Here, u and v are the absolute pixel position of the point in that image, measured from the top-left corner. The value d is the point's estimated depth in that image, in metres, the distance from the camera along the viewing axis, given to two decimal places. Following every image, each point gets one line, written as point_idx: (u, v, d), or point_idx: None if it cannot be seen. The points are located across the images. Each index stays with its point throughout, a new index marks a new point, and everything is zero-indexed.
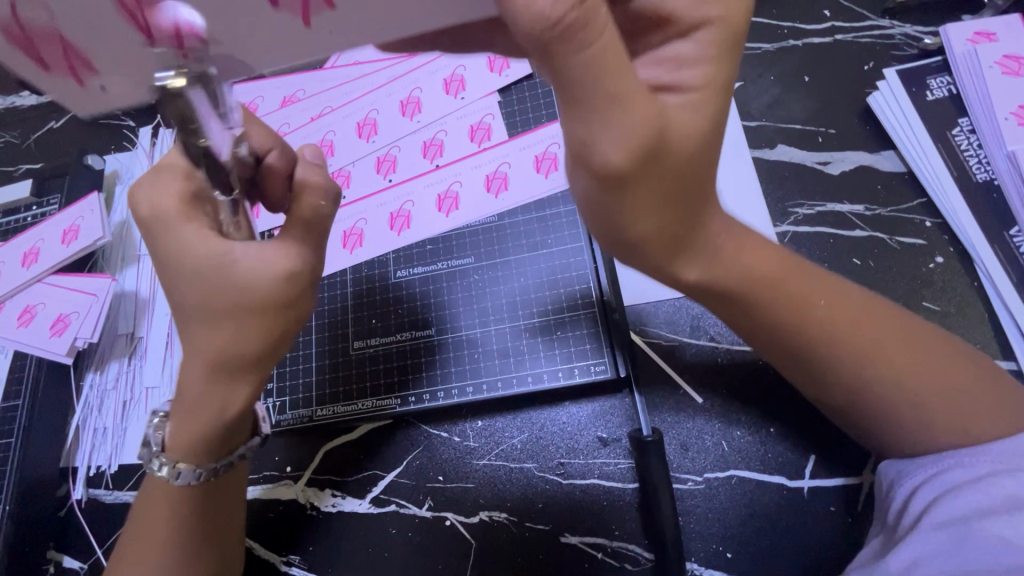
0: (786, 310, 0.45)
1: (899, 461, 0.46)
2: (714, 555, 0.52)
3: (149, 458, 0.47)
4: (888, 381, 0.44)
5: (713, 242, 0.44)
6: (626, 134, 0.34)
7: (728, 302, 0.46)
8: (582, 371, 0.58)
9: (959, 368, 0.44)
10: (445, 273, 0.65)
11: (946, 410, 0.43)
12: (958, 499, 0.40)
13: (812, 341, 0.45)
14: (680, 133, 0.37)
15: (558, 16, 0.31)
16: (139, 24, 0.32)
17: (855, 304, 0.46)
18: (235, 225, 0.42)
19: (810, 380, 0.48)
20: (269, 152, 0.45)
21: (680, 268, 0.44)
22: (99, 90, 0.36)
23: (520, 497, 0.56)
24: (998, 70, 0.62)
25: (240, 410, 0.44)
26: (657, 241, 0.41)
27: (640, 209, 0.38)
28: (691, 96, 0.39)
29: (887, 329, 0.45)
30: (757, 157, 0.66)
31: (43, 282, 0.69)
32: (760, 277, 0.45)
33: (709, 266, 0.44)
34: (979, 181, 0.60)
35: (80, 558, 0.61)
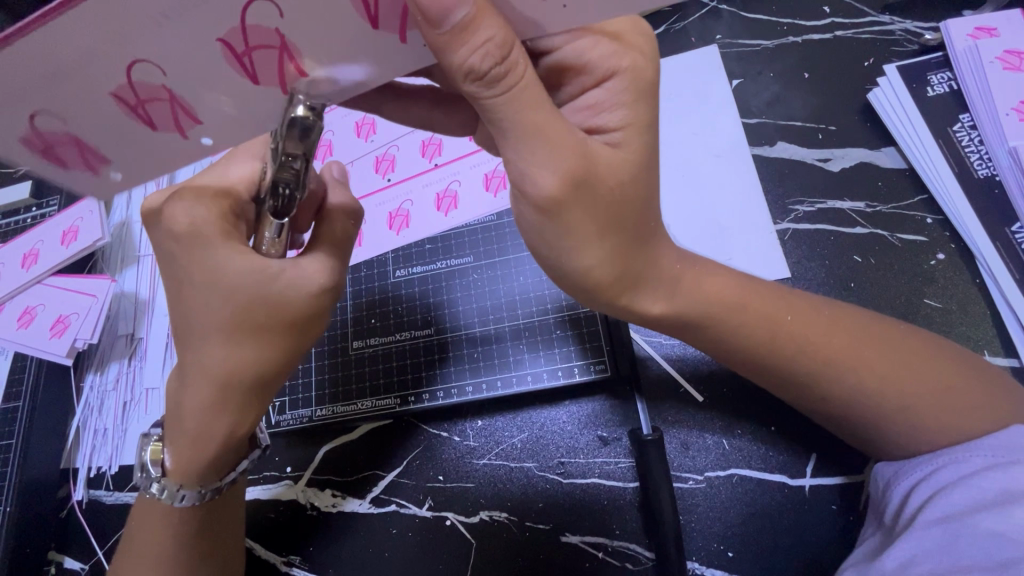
0: (749, 336, 0.45)
1: (894, 462, 0.46)
2: (715, 554, 0.52)
3: (147, 482, 0.47)
4: (869, 395, 0.44)
5: (668, 276, 0.44)
6: (561, 164, 0.36)
7: (698, 330, 0.47)
8: (582, 370, 0.58)
9: (948, 374, 0.44)
10: (445, 272, 0.65)
11: (935, 417, 0.43)
12: (951, 495, 0.40)
13: (780, 360, 0.45)
14: (617, 162, 0.38)
15: (484, 71, 0.33)
16: (142, 118, 0.36)
17: (826, 320, 0.46)
18: (273, 245, 0.42)
19: (799, 395, 0.47)
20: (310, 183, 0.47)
21: (640, 303, 0.44)
22: (111, 177, 0.40)
23: (520, 497, 0.56)
24: (999, 65, 0.61)
25: (245, 434, 0.45)
26: (612, 278, 0.41)
27: (584, 238, 0.39)
28: (617, 137, 0.40)
29: (869, 346, 0.45)
30: (756, 154, 0.65)
31: (42, 283, 0.69)
32: (724, 302, 0.46)
33: (671, 297, 0.45)
34: (981, 178, 0.60)
35: (82, 559, 0.61)
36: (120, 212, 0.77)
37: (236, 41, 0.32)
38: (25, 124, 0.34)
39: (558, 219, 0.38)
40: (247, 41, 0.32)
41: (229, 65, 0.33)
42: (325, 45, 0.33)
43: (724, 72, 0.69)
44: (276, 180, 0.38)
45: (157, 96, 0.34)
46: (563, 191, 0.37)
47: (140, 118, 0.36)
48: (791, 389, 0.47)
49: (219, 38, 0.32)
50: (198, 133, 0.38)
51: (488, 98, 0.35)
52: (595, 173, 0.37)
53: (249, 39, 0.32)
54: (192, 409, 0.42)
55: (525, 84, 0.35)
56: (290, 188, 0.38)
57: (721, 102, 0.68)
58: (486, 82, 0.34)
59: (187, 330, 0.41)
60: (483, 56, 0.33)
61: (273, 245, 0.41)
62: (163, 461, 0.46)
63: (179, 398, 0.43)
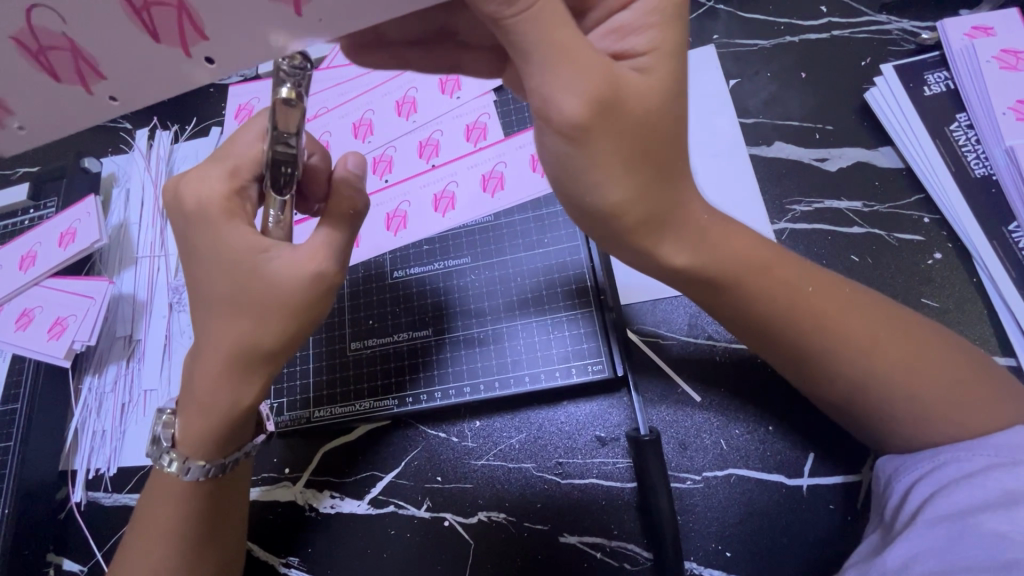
0: (775, 300, 0.45)
1: (896, 458, 0.46)
2: (714, 554, 0.52)
3: (158, 454, 0.47)
4: (880, 379, 0.43)
5: (695, 226, 0.43)
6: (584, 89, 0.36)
7: (724, 293, 0.46)
8: (580, 370, 0.58)
9: (942, 364, 0.43)
10: (443, 273, 0.65)
11: (946, 412, 0.43)
12: (954, 494, 0.40)
13: (796, 329, 0.45)
14: (638, 95, 0.38)
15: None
16: (44, 66, 0.35)
17: (846, 298, 0.46)
18: (278, 225, 0.43)
19: (808, 380, 0.47)
20: (314, 156, 0.47)
21: (664, 252, 0.43)
22: (14, 129, 0.38)
23: (519, 497, 0.56)
24: (997, 65, 0.61)
25: (250, 404, 0.45)
26: (638, 218, 0.41)
27: (608, 168, 0.39)
28: (644, 61, 0.40)
29: (886, 329, 0.44)
30: (754, 154, 0.65)
31: (41, 286, 0.69)
32: (747, 260, 0.45)
33: (698, 248, 0.43)
34: (977, 177, 0.60)
35: (80, 561, 0.61)
36: (118, 214, 0.77)
37: None
38: None
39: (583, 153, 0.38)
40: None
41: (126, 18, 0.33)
42: (131, 77, 0.36)
43: (721, 72, 0.69)
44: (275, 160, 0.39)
45: (55, 44, 0.34)
46: (589, 117, 0.37)
47: (42, 67, 0.35)
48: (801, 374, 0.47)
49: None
50: (104, 90, 0.36)
51: (507, 18, 0.36)
52: (621, 102, 0.38)
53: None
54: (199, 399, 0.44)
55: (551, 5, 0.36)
56: (290, 167, 0.40)
57: (719, 101, 0.68)
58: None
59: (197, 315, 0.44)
60: None
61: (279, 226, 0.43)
62: (173, 431, 0.47)
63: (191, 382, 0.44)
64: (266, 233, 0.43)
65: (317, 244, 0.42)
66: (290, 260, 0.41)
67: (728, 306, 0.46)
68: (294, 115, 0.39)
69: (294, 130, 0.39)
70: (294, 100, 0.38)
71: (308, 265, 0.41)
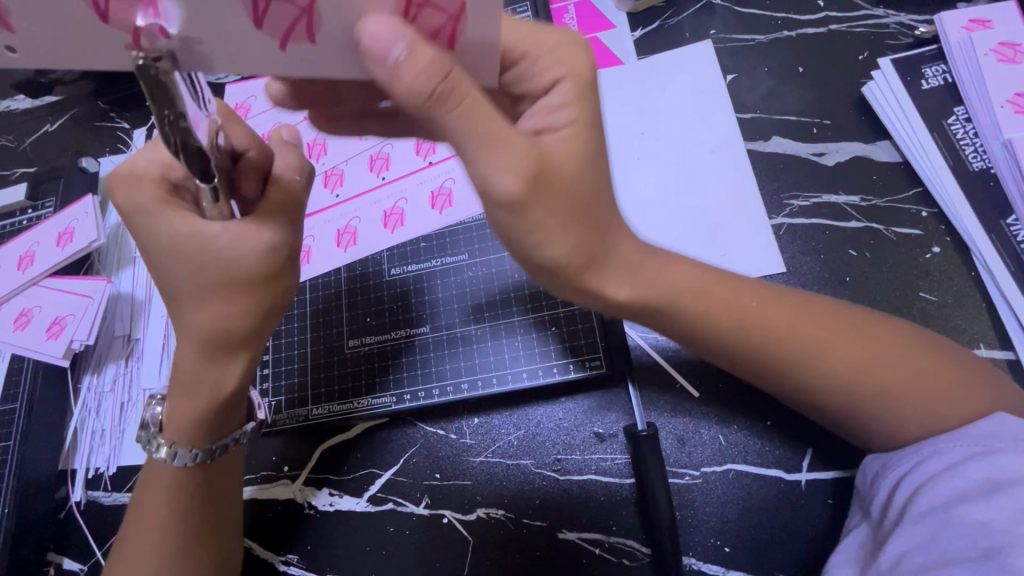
0: (721, 331, 0.45)
1: (880, 455, 0.45)
2: (713, 549, 0.52)
3: (146, 439, 0.48)
4: (861, 375, 0.43)
5: (631, 263, 0.43)
6: (517, 166, 0.37)
7: (661, 319, 0.45)
8: (578, 367, 0.58)
9: (930, 359, 0.43)
10: (440, 270, 0.65)
11: (924, 410, 0.42)
12: (937, 488, 0.40)
13: (751, 352, 0.45)
14: (561, 162, 0.39)
15: (431, 89, 0.34)
16: (12, 57, 0.36)
17: (811, 314, 0.45)
18: (214, 208, 0.41)
19: (789, 390, 0.46)
20: (251, 147, 0.44)
21: (606, 289, 0.43)
22: None
23: (517, 493, 0.56)
24: (994, 58, 0.61)
25: (234, 387, 0.46)
26: (580, 264, 0.41)
27: (545, 228, 0.39)
28: (561, 133, 0.40)
29: (855, 342, 0.44)
30: (751, 149, 0.65)
31: (40, 286, 0.69)
32: (690, 291, 0.45)
33: (635, 281, 0.43)
34: (976, 170, 0.60)
35: (80, 560, 0.61)
36: (116, 213, 0.77)
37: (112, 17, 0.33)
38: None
39: (521, 217, 0.38)
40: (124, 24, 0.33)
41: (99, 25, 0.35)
42: (43, 46, 0.34)
43: (718, 67, 0.69)
44: (192, 153, 0.37)
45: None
46: (524, 193, 0.37)
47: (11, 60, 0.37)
48: (776, 381, 0.46)
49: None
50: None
51: (441, 116, 0.36)
52: (549, 172, 0.38)
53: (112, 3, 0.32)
54: None
55: (471, 99, 0.36)
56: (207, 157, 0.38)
57: (716, 97, 0.68)
58: (433, 98, 0.35)
59: (186, 308, 0.43)
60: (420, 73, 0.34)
61: (212, 211, 0.42)
62: (160, 416, 0.48)
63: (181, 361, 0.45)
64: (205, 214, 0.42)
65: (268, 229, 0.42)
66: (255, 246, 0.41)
67: (685, 331, 0.46)
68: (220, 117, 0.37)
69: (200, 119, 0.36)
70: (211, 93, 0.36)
71: (260, 244, 0.41)
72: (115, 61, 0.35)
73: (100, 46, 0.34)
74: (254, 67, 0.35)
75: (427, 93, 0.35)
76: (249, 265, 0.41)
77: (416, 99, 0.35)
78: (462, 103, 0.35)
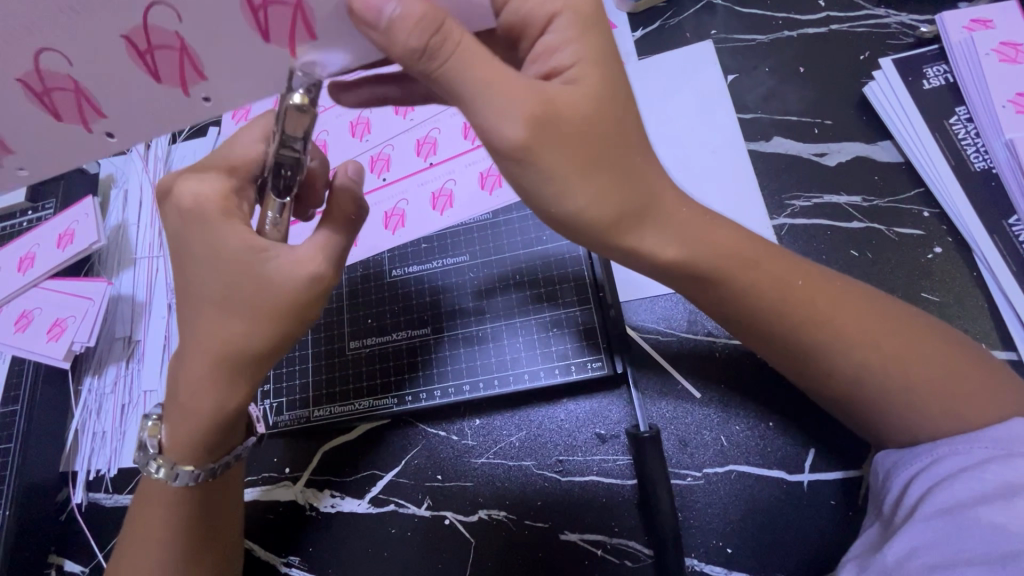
0: (761, 298, 0.44)
1: (894, 452, 0.45)
2: (715, 550, 0.52)
3: (144, 461, 0.47)
4: (875, 371, 0.43)
5: (674, 217, 0.42)
6: (519, 111, 0.37)
7: (712, 290, 0.44)
8: (580, 368, 0.58)
9: (944, 355, 0.43)
10: (441, 272, 0.64)
11: (943, 400, 0.42)
12: (952, 488, 0.40)
13: (785, 329, 0.44)
14: (571, 104, 0.38)
15: (423, 46, 0.36)
16: (47, 106, 0.39)
17: (829, 298, 0.44)
18: (275, 227, 0.43)
19: (804, 374, 0.46)
20: (314, 160, 0.49)
21: (647, 244, 0.41)
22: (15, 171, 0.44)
23: (519, 494, 0.56)
24: (996, 58, 0.61)
25: (238, 408, 0.45)
26: (610, 217, 0.40)
27: (565, 178, 0.38)
28: (571, 74, 0.40)
29: (873, 317, 0.44)
30: (753, 149, 0.65)
31: (40, 287, 0.69)
32: (728, 253, 0.43)
33: (682, 241, 0.42)
34: (978, 170, 0.60)
35: (82, 562, 0.61)
36: (116, 215, 0.77)
37: (138, 39, 0.35)
38: (29, 63, 0.36)
39: (531, 166, 0.38)
40: (149, 41, 0.35)
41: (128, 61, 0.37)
42: (130, 113, 0.40)
43: (719, 67, 0.69)
44: (278, 163, 0.39)
45: (62, 85, 0.37)
46: (530, 138, 0.37)
47: (43, 108, 0.39)
48: (797, 365, 0.46)
49: (123, 35, 0.35)
50: (102, 127, 0.41)
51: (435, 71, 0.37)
52: (556, 114, 0.38)
53: (151, 37, 0.35)
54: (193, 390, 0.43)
55: (464, 48, 0.37)
56: (291, 169, 0.40)
57: (717, 97, 0.68)
58: (427, 54, 0.36)
59: (187, 311, 0.43)
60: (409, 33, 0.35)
61: (274, 231, 0.43)
62: (160, 438, 0.47)
63: (182, 378, 0.44)
64: (263, 235, 0.43)
65: (317, 245, 0.43)
66: (290, 258, 0.41)
67: (722, 301, 0.45)
68: (304, 121, 0.38)
69: (301, 134, 0.39)
70: (307, 108, 0.37)
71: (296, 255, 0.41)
72: (177, 101, 0.39)
73: (158, 89, 0.38)
74: (280, 45, 0.37)
75: (421, 50, 0.36)
76: (260, 273, 0.41)
77: (411, 57, 0.36)
78: (456, 53, 0.36)
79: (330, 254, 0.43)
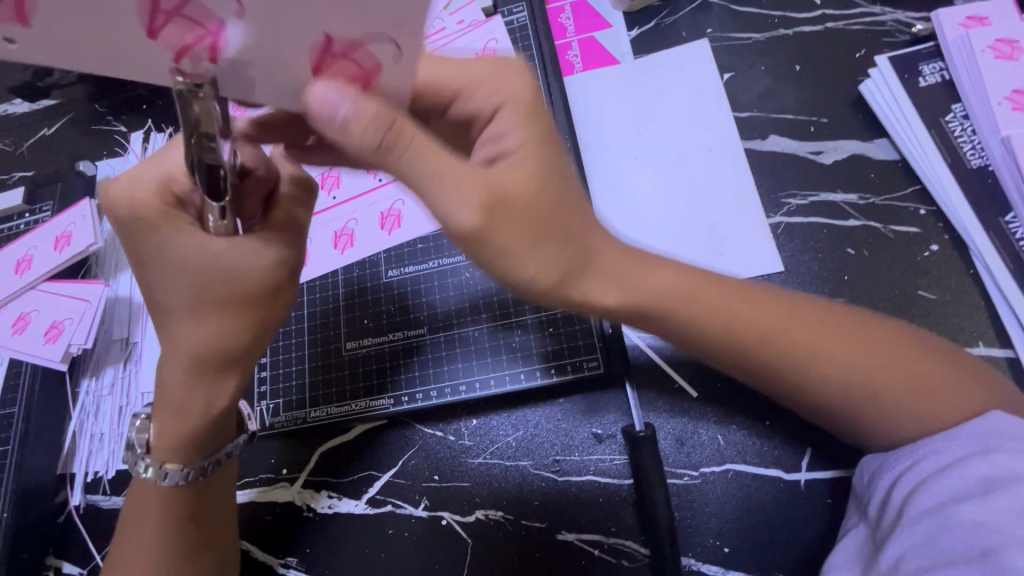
0: (727, 331, 0.43)
1: (878, 456, 0.45)
2: (712, 550, 0.52)
3: (134, 460, 0.48)
4: (863, 381, 0.43)
5: (616, 268, 0.42)
6: (468, 197, 0.37)
7: (652, 325, 0.44)
8: (576, 367, 0.58)
9: (931, 360, 0.43)
10: (437, 272, 0.64)
11: (918, 423, 0.42)
12: (935, 486, 0.40)
13: (768, 340, 0.43)
14: (517, 186, 0.39)
15: (376, 142, 0.36)
16: None
17: (810, 310, 0.44)
18: (218, 224, 0.42)
19: (799, 392, 0.45)
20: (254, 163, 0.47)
21: (594, 296, 0.41)
22: None
23: (516, 495, 0.56)
24: (992, 54, 0.61)
25: (224, 407, 0.47)
26: (557, 277, 0.39)
27: (517, 250, 0.38)
28: (514, 159, 0.40)
29: (850, 355, 0.43)
30: (749, 148, 0.65)
31: (38, 290, 0.69)
32: (682, 294, 0.43)
33: (622, 286, 0.42)
34: (974, 168, 0.60)
35: (80, 563, 0.61)
36: None
37: None
38: None
39: (482, 243, 0.38)
40: None
41: None
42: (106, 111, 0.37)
43: (715, 65, 0.69)
44: (204, 165, 0.38)
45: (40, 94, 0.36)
46: (479, 222, 0.37)
47: None
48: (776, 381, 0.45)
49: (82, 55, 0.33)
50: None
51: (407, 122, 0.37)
52: (504, 198, 0.38)
53: None
54: (190, 392, 0.44)
55: (415, 145, 0.37)
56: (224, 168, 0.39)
57: (712, 96, 0.67)
58: (384, 140, 0.36)
59: (183, 311, 0.43)
60: (363, 130, 0.36)
61: (220, 226, 0.42)
62: (147, 437, 0.48)
63: (180, 379, 0.45)
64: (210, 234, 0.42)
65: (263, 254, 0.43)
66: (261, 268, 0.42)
67: (685, 332, 0.44)
68: (211, 109, 0.36)
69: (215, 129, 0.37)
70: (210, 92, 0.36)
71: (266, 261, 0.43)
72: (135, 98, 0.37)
73: None
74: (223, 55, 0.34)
75: (375, 145, 0.36)
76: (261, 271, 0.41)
77: (364, 148, 0.37)
78: (410, 147, 0.37)
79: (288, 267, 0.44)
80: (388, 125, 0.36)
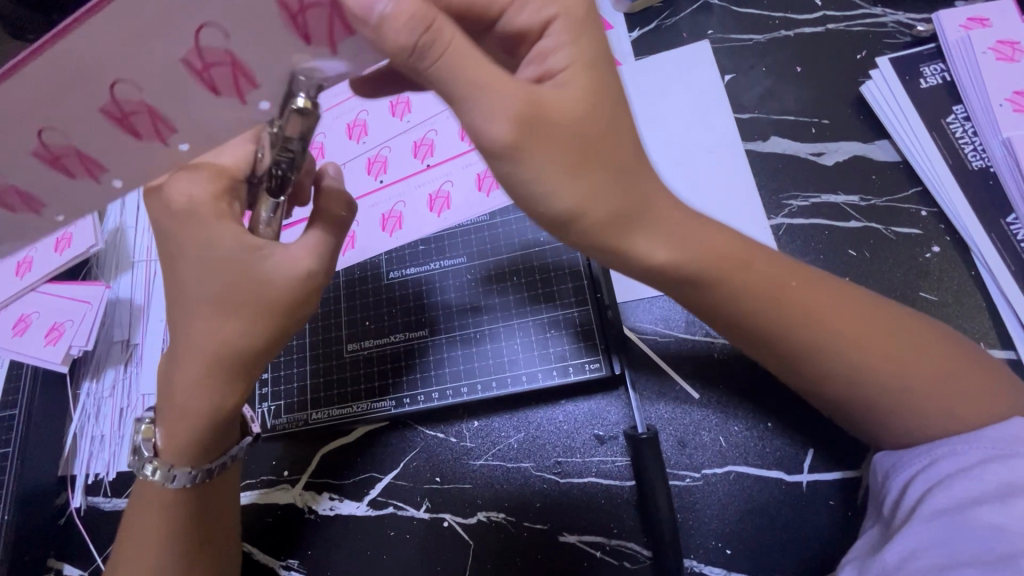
0: (765, 299, 0.43)
1: (892, 453, 0.45)
2: (714, 551, 0.52)
3: (141, 464, 0.48)
4: (879, 367, 0.43)
5: (668, 220, 0.41)
6: (507, 113, 0.37)
7: (707, 292, 0.43)
8: (577, 369, 0.58)
9: (945, 352, 0.43)
10: (439, 273, 0.64)
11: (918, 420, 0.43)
12: (952, 488, 0.40)
13: (787, 329, 0.43)
14: (561, 107, 0.38)
15: (414, 42, 0.35)
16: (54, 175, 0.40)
17: (831, 295, 0.44)
18: (268, 225, 0.45)
19: (812, 378, 0.45)
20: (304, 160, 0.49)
21: (639, 251, 0.41)
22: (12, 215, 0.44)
23: (518, 496, 0.56)
24: (992, 56, 0.61)
25: (235, 406, 0.46)
26: (604, 218, 0.39)
27: (553, 180, 0.38)
28: (560, 79, 0.40)
29: (876, 326, 0.43)
30: (750, 149, 0.65)
31: (38, 292, 0.69)
32: (726, 262, 0.42)
33: (675, 245, 0.41)
34: (975, 169, 0.60)
35: (80, 565, 0.61)
36: (113, 219, 0.77)
37: (113, 107, 0.36)
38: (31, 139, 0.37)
39: (523, 166, 0.38)
40: (122, 107, 0.36)
41: (110, 126, 0.37)
42: (130, 165, 0.40)
43: (715, 66, 0.69)
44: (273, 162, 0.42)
45: (66, 153, 0.38)
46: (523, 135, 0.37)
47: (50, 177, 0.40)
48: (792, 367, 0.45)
49: (100, 106, 0.36)
50: (109, 177, 0.41)
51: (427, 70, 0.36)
52: (545, 114, 0.38)
53: (123, 106, 0.36)
54: (195, 394, 0.44)
55: (454, 48, 0.36)
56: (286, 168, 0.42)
57: (713, 97, 0.67)
58: (417, 53, 0.35)
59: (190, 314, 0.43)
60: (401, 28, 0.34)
61: (268, 226, 0.45)
62: (154, 441, 0.48)
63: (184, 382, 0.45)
64: (255, 232, 0.45)
65: (309, 244, 0.45)
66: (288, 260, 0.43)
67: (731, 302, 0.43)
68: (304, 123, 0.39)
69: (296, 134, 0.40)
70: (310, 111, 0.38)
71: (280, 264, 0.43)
72: (157, 154, 0.40)
73: (142, 146, 0.39)
74: (228, 99, 0.38)
75: (410, 48, 0.35)
76: None
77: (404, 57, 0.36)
78: (448, 52, 0.36)
79: (322, 252, 0.45)
80: (427, 25, 0.35)
